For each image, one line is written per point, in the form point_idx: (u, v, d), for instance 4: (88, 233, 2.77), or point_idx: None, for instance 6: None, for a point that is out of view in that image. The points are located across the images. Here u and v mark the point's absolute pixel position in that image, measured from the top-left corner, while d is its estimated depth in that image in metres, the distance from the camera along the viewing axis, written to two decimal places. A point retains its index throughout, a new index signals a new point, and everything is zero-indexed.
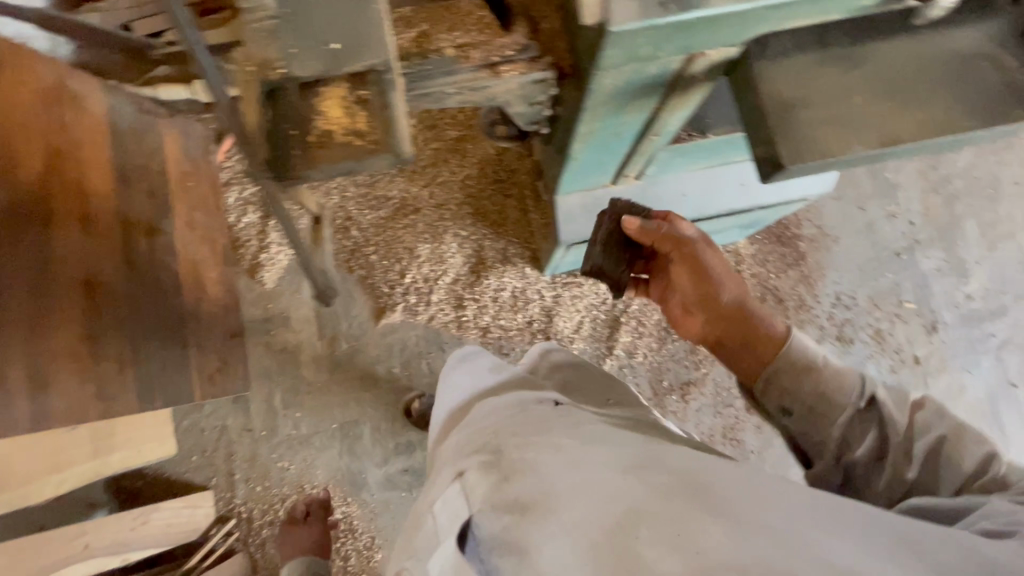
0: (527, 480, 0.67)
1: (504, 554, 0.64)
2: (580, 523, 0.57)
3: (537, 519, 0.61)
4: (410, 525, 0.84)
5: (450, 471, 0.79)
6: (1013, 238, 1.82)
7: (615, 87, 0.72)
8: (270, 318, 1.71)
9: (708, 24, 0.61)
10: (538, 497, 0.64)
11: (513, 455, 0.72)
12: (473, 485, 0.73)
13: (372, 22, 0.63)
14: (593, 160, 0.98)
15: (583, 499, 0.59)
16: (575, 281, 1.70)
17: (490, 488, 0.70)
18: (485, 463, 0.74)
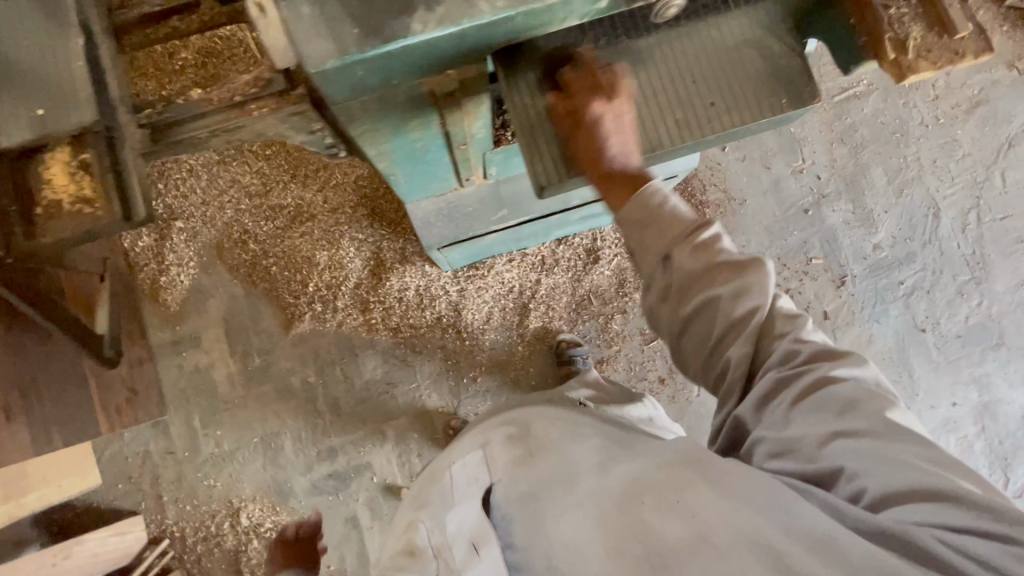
0: (549, 461, 0.83)
1: (529, 521, 0.80)
2: (589, 500, 0.72)
3: (560, 494, 0.77)
4: (441, 491, 1.05)
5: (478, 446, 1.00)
6: (921, 183, 1.80)
7: (373, 113, 0.69)
8: (179, 340, 1.70)
9: (427, 50, 0.59)
10: (559, 476, 0.79)
11: (538, 440, 0.89)
12: (496, 457, 0.93)
13: (74, 78, 0.60)
14: (419, 173, 0.95)
15: (594, 482, 0.74)
16: (478, 273, 1.69)
17: (515, 461, 0.88)
18: (511, 443, 0.93)
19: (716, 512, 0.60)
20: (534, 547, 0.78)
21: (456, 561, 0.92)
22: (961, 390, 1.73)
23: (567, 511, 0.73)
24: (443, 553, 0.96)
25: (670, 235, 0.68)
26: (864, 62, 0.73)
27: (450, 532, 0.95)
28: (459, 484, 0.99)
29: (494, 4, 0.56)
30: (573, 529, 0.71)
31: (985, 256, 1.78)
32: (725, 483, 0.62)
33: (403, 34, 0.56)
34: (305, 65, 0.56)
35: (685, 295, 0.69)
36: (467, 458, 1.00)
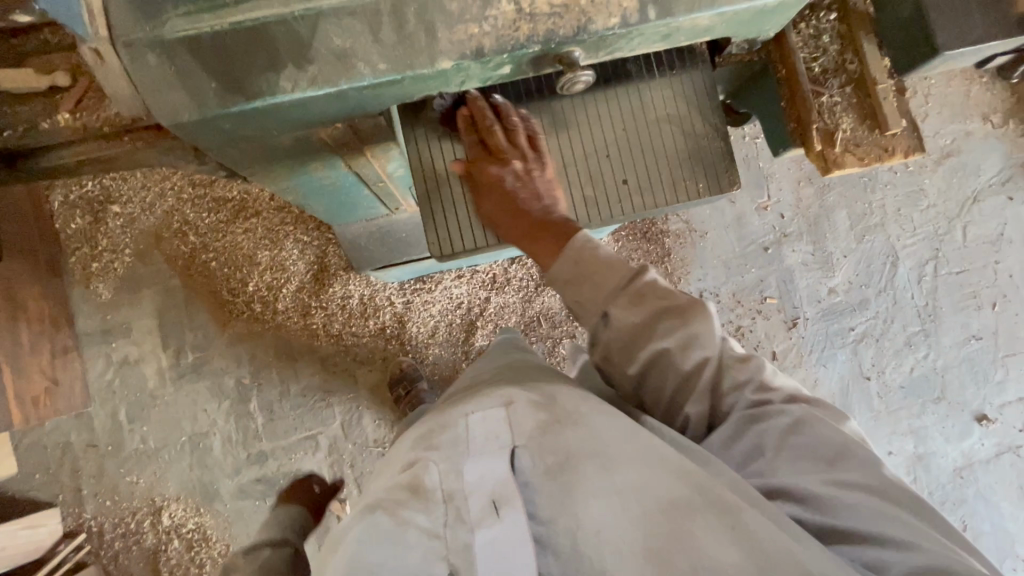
0: (581, 432, 0.63)
1: (554, 498, 0.59)
2: (641, 492, 0.58)
3: (589, 477, 0.59)
4: (451, 440, 0.66)
5: (494, 394, 0.72)
6: (882, 230, 1.78)
7: (261, 158, 0.63)
8: (109, 329, 1.63)
9: (300, 107, 0.53)
10: (598, 457, 0.60)
11: (571, 404, 0.67)
12: (521, 418, 0.66)
13: None
14: (338, 204, 0.90)
15: (647, 468, 0.60)
16: (426, 286, 1.65)
17: (540, 427, 0.65)
18: (534, 404, 0.68)
19: (779, 541, 0.53)
20: (557, 535, 0.57)
21: (470, 513, 0.58)
22: (898, 440, 1.74)
23: (598, 491, 0.58)
24: (453, 497, 0.60)
25: (604, 293, 0.69)
26: (792, 146, 0.69)
27: (467, 477, 0.61)
28: (474, 430, 0.66)
29: (375, 65, 0.50)
30: (607, 517, 0.57)
31: (937, 309, 1.78)
32: (780, 519, 0.56)
33: (271, 92, 0.50)
34: (156, 115, 0.50)
35: (630, 355, 0.68)
36: (479, 406, 0.70)
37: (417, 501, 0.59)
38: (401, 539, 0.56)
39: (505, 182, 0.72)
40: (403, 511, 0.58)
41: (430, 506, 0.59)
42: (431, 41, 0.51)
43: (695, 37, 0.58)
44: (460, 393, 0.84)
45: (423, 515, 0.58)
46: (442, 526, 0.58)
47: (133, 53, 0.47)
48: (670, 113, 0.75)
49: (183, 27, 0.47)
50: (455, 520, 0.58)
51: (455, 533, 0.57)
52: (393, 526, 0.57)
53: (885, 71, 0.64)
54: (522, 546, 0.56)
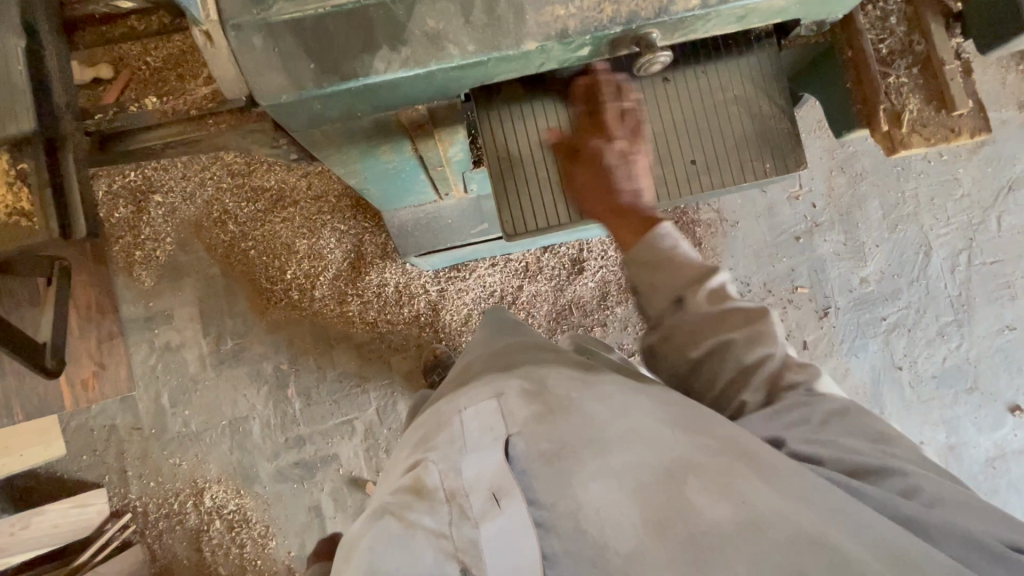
0: (573, 420, 0.65)
1: (552, 480, 0.62)
2: (631, 465, 0.59)
3: (585, 461, 0.61)
4: (449, 439, 0.71)
5: (486, 389, 0.75)
6: (916, 219, 1.77)
7: (338, 140, 0.65)
8: (152, 316, 1.68)
9: (387, 88, 0.55)
10: (590, 442, 0.62)
11: (564, 390, 0.70)
12: (513, 408, 0.69)
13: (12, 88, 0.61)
14: (394, 188, 0.92)
15: (633, 443, 0.61)
16: (459, 274, 1.67)
17: (532, 415, 0.67)
18: (525, 393, 0.71)
19: (771, 502, 0.53)
20: (562, 517, 0.60)
21: (473, 509, 0.64)
22: (929, 430, 1.74)
23: (594, 473, 0.60)
24: (456, 494, 0.66)
25: (681, 278, 0.69)
26: (855, 128, 0.70)
27: (465, 474, 0.66)
28: (472, 425, 0.71)
29: (464, 47, 0.52)
30: (604, 493, 0.59)
31: (971, 299, 1.77)
32: (776, 480, 0.56)
33: (364, 73, 0.52)
34: (255, 97, 0.52)
35: (695, 340, 0.70)
36: (473, 401, 0.73)
37: (423, 503, 0.67)
38: (412, 539, 0.64)
39: (608, 159, 0.71)
40: (411, 515, 0.66)
41: (436, 507, 0.66)
42: (518, 22, 0.52)
43: (768, 19, 0.59)
44: (473, 372, 0.88)
45: (431, 517, 0.66)
46: (448, 526, 0.65)
47: (241, 36, 0.49)
48: (745, 92, 0.75)
49: (286, 11, 0.49)
50: (459, 517, 0.65)
51: (460, 530, 0.64)
52: (403, 531, 0.65)
53: (953, 52, 0.65)
54: (524, 531, 0.61)
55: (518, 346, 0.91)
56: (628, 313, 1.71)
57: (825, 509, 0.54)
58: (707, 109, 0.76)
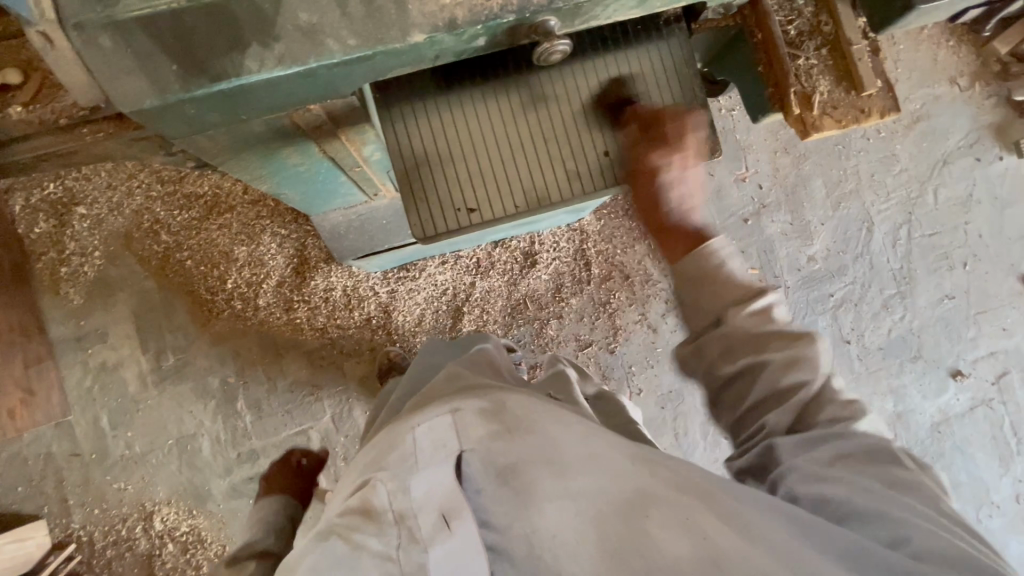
0: (533, 440, 0.60)
1: (510, 500, 0.57)
2: (596, 497, 0.55)
3: (544, 485, 0.56)
4: (401, 457, 0.62)
5: (443, 404, 0.67)
6: (857, 196, 1.81)
7: (230, 146, 0.61)
8: (84, 336, 1.58)
9: (268, 89, 0.51)
10: (548, 461, 0.58)
11: (527, 413, 0.64)
12: (469, 425, 0.63)
13: None
14: (315, 192, 0.87)
15: (603, 475, 0.57)
16: (409, 274, 1.63)
17: (492, 436, 0.61)
18: (483, 412, 0.64)
19: (731, 537, 0.51)
20: (516, 545, 0.55)
21: (423, 531, 0.54)
22: (878, 400, 1.80)
23: (552, 498, 0.55)
24: (405, 517, 0.56)
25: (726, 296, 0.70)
26: (769, 113, 0.69)
27: (414, 494, 0.57)
28: (423, 438, 0.63)
29: (344, 42, 0.49)
30: (560, 518, 0.54)
31: (912, 271, 1.82)
32: (737, 515, 0.54)
33: (236, 73, 0.48)
34: (114, 103, 0.47)
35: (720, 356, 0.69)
36: (427, 416, 0.66)
37: (370, 525, 0.57)
38: (354, 563, 0.53)
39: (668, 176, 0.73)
40: (357, 535, 0.55)
41: (383, 529, 0.56)
42: (402, 10, 0.49)
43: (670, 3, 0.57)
44: (412, 406, 0.80)
45: (377, 539, 0.55)
46: (395, 549, 0.54)
47: (85, 36, 0.44)
48: (653, 80, 0.75)
49: (136, 8, 0.44)
50: (409, 541, 0.54)
51: (409, 554, 0.53)
52: (345, 553, 0.54)
53: (860, 31, 0.64)
54: (476, 556, 0.53)
55: (450, 374, 0.86)
56: (583, 304, 1.70)
57: (784, 550, 0.51)
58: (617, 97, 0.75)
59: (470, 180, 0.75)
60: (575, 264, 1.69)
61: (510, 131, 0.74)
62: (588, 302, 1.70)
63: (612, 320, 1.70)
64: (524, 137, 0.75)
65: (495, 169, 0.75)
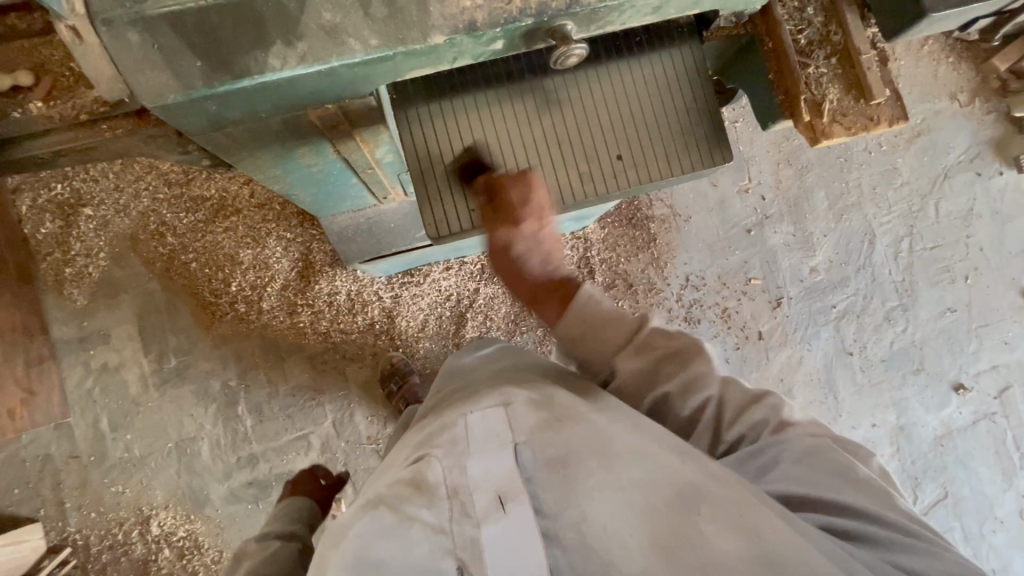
0: (579, 431, 0.63)
1: (558, 488, 0.58)
2: (641, 483, 0.58)
3: (590, 472, 0.58)
4: (454, 436, 0.66)
5: (494, 394, 0.71)
6: (859, 209, 1.83)
7: (247, 143, 0.62)
8: (86, 337, 1.58)
9: (290, 88, 0.52)
10: (597, 453, 0.60)
11: (573, 406, 0.67)
12: (520, 416, 0.66)
13: None
14: (325, 193, 0.88)
15: (648, 470, 0.59)
16: (414, 279, 1.63)
17: (541, 425, 0.64)
18: (533, 403, 0.67)
19: (782, 535, 0.53)
20: (564, 530, 0.55)
21: (477, 508, 0.57)
22: (881, 412, 1.79)
23: (601, 486, 0.57)
24: (459, 492, 0.59)
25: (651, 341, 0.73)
26: (779, 120, 0.70)
27: (471, 472, 0.61)
28: (477, 421, 0.67)
29: (366, 41, 0.49)
30: (607, 508, 0.56)
31: (914, 284, 1.83)
32: (787, 517, 0.56)
33: (259, 70, 0.48)
34: (140, 98, 0.48)
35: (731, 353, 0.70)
36: (481, 405, 0.69)
37: (421, 497, 0.59)
38: (405, 532, 0.56)
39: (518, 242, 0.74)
40: (409, 507, 0.58)
41: (434, 502, 0.59)
42: (424, 11, 0.50)
43: (684, 11, 0.58)
44: (451, 401, 0.82)
45: (428, 511, 0.58)
46: (448, 521, 0.57)
47: (114, 31, 0.45)
48: (665, 89, 0.76)
49: (161, 4, 0.45)
50: (460, 514, 0.57)
51: (461, 526, 0.57)
52: (396, 522, 0.57)
53: (868, 41, 0.65)
54: (531, 538, 0.55)
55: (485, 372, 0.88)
56: None
57: (827, 550, 0.54)
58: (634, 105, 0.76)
59: (485, 182, 0.76)
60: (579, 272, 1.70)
61: (526, 135, 0.75)
62: None
63: None
64: (541, 141, 0.76)
65: (509, 170, 0.76)
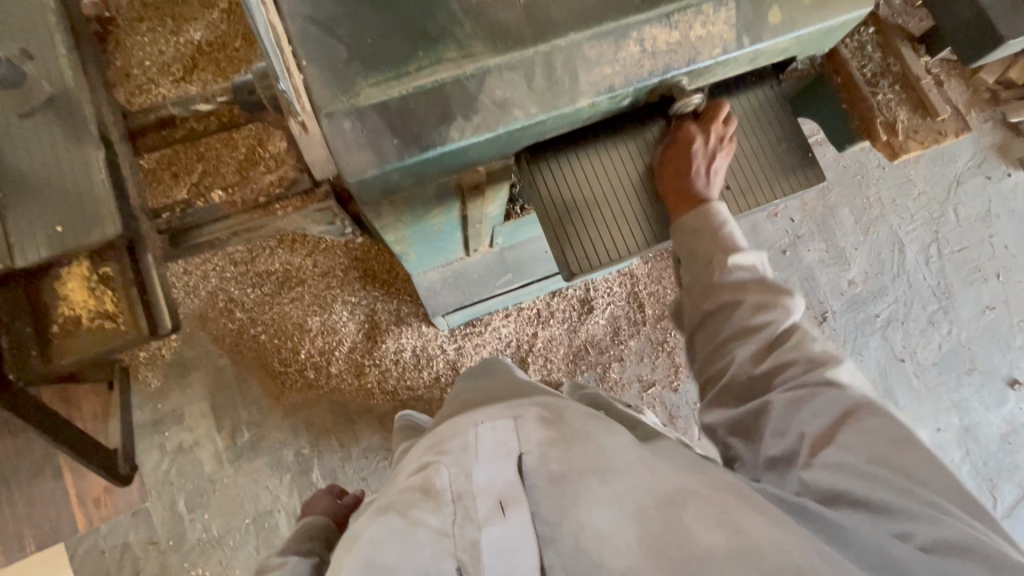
0: (586, 449, 0.63)
1: (557, 499, 0.59)
2: (636, 492, 0.57)
3: (591, 484, 0.58)
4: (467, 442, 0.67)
5: (503, 411, 0.73)
6: (884, 221, 1.92)
7: (398, 210, 0.69)
8: (160, 418, 1.60)
9: (454, 158, 0.59)
10: (594, 471, 0.60)
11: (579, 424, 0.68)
12: (529, 431, 0.67)
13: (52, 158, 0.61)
14: (429, 250, 0.95)
15: (645, 480, 0.59)
16: (475, 329, 1.68)
17: (547, 439, 0.65)
18: (542, 421, 0.69)
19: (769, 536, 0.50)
20: (562, 532, 0.56)
21: (479, 511, 0.59)
22: (943, 415, 1.81)
23: (598, 497, 0.57)
24: (463, 496, 0.61)
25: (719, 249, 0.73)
26: (856, 142, 0.79)
27: (477, 479, 0.62)
28: (487, 434, 0.68)
29: (528, 110, 0.58)
30: (606, 515, 0.55)
31: (949, 286, 1.89)
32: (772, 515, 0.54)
33: (442, 143, 0.56)
34: (344, 175, 0.55)
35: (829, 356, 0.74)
36: (489, 419, 0.71)
37: (428, 502, 0.61)
38: (413, 537, 0.56)
39: (698, 149, 0.71)
40: (416, 512, 0.59)
41: (440, 507, 0.60)
42: (577, 77, 0.58)
43: (774, 58, 0.68)
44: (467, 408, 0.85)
45: (434, 515, 0.59)
46: (451, 525, 0.58)
47: (333, 121, 0.53)
48: (756, 124, 0.75)
49: (373, 96, 0.54)
50: (463, 518, 0.59)
51: (463, 530, 0.58)
52: (402, 526, 0.57)
53: (924, 67, 0.75)
54: (528, 543, 0.56)
55: (491, 391, 0.91)
56: (641, 345, 1.74)
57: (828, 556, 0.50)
58: (736, 134, 0.75)
59: (611, 223, 0.72)
60: (629, 306, 1.75)
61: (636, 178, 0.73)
62: (646, 342, 1.74)
63: (671, 357, 1.74)
64: (661, 176, 0.74)
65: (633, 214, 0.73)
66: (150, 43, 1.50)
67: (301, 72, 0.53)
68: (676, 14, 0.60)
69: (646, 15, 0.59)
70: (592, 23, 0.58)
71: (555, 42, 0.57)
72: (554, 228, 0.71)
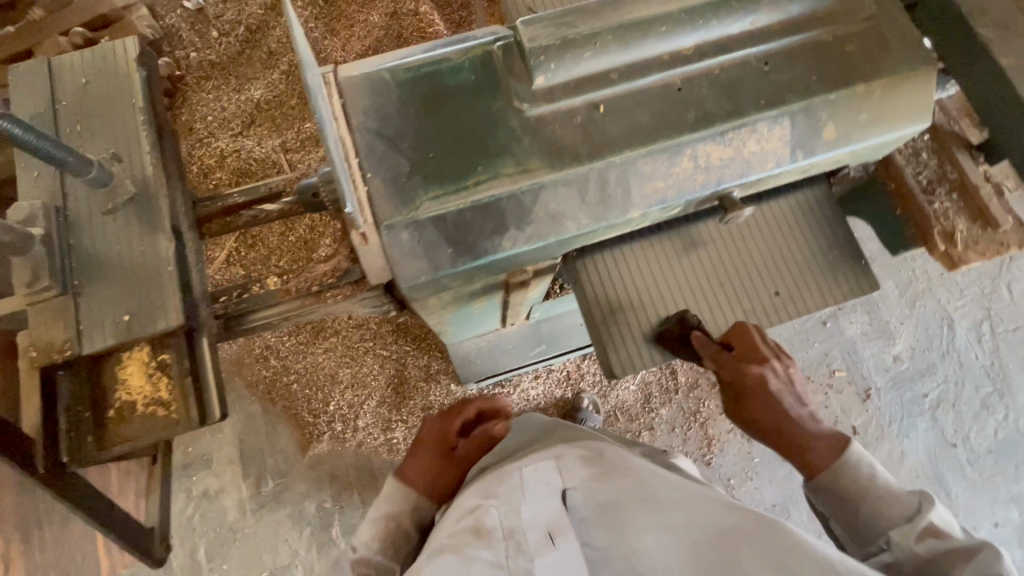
0: (630, 480, 0.60)
1: (608, 528, 0.56)
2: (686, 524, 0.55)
3: (639, 512, 0.56)
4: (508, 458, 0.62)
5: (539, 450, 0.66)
6: (931, 295, 1.84)
7: (445, 302, 0.71)
8: (189, 462, 1.62)
9: (503, 265, 0.61)
10: (642, 498, 0.57)
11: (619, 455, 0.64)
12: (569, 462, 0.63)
13: (121, 245, 0.62)
14: (468, 326, 0.95)
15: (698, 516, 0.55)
16: (504, 389, 1.67)
17: (590, 473, 0.61)
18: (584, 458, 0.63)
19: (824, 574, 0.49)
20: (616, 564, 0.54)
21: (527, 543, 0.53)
22: (1000, 509, 1.68)
23: (649, 526, 0.55)
24: (513, 532, 0.54)
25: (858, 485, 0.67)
26: (910, 248, 0.77)
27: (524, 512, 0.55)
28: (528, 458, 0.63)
29: (580, 222, 0.59)
30: (662, 551, 0.53)
31: (1005, 367, 1.79)
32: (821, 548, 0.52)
33: (494, 252, 0.57)
34: (398, 281, 0.57)
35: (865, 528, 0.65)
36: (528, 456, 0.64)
37: (479, 540, 0.54)
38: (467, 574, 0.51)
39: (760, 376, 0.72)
40: (468, 549, 0.53)
41: (492, 543, 0.54)
42: (629, 190, 0.59)
43: (828, 167, 0.67)
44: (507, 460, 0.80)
45: (488, 550, 0.53)
46: (505, 558, 0.52)
47: (393, 233, 0.55)
48: (808, 227, 0.74)
49: (432, 209, 0.55)
50: (515, 551, 0.52)
51: (516, 562, 0.52)
52: (459, 564, 0.52)
53: (984, 176, 0.73)
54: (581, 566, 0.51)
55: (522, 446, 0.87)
56: (672, 414, 1.69)
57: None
58: (790, 237, 0.74)
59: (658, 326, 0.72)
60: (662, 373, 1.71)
61: (681, 282, 0.73)
62: (678, 411, 1.69)
63: (704, 429, 1.68)
64: (708, 278, 0.73)
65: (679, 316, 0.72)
66: (212, 98, 1.56)
67: (365, 184, 0.56)
68: (731, 131, 0.60)
69: (703, 132, 0.59)
70: (648, 140, 0.58)
71: (610, 158, 0.58)
72: (601, 330, 0.71)
